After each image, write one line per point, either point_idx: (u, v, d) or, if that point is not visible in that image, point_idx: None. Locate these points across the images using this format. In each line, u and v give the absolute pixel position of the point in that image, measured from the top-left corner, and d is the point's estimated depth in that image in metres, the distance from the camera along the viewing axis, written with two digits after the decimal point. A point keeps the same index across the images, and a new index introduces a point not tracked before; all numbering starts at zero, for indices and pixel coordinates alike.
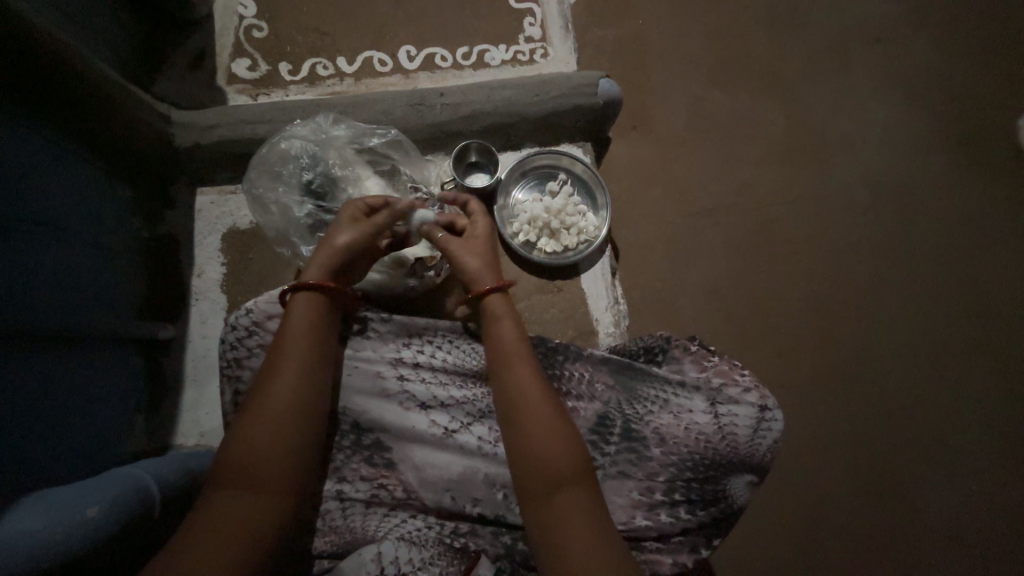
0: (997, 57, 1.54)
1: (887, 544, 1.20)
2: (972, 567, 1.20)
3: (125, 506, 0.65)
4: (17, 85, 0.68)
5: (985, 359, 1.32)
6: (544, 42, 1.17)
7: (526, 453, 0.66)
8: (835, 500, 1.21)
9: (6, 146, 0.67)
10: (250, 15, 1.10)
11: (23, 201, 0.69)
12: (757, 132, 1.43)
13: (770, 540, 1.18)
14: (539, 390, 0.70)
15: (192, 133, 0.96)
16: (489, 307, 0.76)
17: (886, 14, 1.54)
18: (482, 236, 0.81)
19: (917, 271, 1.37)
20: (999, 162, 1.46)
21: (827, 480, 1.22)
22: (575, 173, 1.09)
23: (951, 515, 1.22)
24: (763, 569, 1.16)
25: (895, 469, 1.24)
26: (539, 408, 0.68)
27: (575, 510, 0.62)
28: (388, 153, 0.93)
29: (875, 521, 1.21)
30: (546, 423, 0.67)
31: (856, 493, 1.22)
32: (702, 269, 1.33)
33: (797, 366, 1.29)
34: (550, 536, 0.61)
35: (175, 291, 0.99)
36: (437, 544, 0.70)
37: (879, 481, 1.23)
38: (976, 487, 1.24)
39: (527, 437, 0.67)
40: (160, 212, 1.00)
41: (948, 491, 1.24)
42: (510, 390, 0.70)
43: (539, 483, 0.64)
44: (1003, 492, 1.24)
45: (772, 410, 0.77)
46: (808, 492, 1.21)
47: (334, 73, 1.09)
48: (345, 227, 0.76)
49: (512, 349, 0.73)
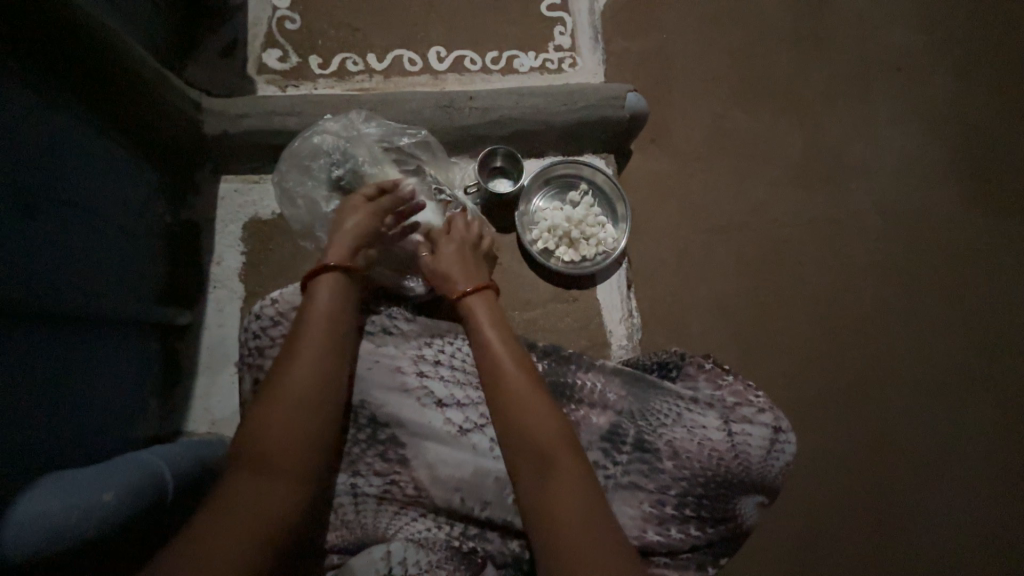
0: (1017, 93, 1.55)
1: (883, 568, 1.21)
2: None
3: (141, 493, 0.65)
4: (57, 66, 0.68)
5: (989, 393, 1.33)
6: (574, 52, 1.17)
7: (520, 452, 0.68)
8: (834, 522, 1.22)
9: (39, 126, 0.67)
10: (283, 6, 1.10)
11: (52, 181, 0.69)
12: (775, 153, 1.45)
13: (767, 558, 1.19)
14: (528, 388, 0.71)
15: (221, 121, 0.95)
16: (468, 309, 0.80)
17: (910, 43, 1.55)
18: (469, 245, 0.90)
19: (927, 300, 1.38)
20: (1014, 196, 1.48)
21: (827, 501, 1.23)
22: (596, 184, 1.09)
23: (948, 545, 1.23)
24: None
25: (894, 499, 1.25)
26: (527, 408, 0.69)
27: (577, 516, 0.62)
28: (415, 153, 0.94)
29: (869, 551, 1.21)
30: (541, 425, 0.68)
31: (855, 517, 1.23)
32: (714, 287, 1.34)
33: (803, 388, 1.30)
34: (548, 538, 0.61)
35: (194, 277, 0.99)
36: (446, 548, 0.70)
37: (878, 506, 1.24)
38: (973, 519, 1.25)
39: (526, 435, 0.67)
40: (183, 198, 1.00)
41: (947, 521, 1.25)
42: (503, 389, 0.71)
43: (535, 486, 0.65)
44: (1000, 524, 1.25)
45: (785, 433, 0.77)
46: (807, 511, 1.22)
47: (363, 70, 1.10)
48: (351, 212, 0.81)
49: (497, 349, 0.74)
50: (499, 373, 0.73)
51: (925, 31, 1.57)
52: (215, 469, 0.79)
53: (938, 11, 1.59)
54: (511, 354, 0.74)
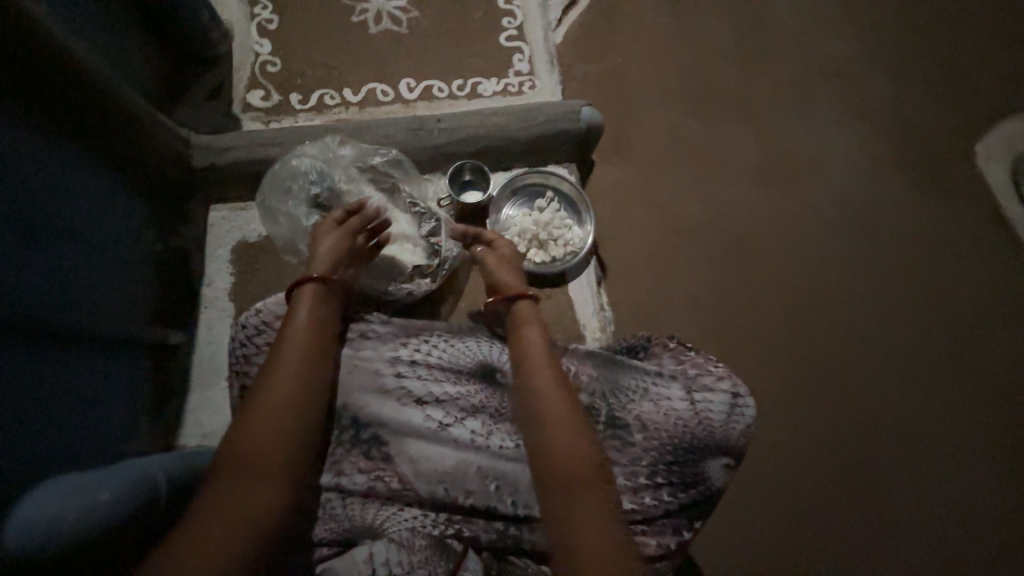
0: (942, 91, 1.70)
1: (865, 538, 1.27)
2: (946, 561, 1.27)
3: (136, 494, 0.69)
4: (61, 112, 0.76)
5: (942, 366, 1.43)
6: (532, 75, 1.29)
7: (547, 448, 0.71)
8: (813, 495, 1.29)
9: (47, 165, 0.75)
10: (265, 52, 1.21)
11: (57, 212, 0.77)
12: (729, 157, 1.56)
13: (753, 534, 1.25)
14: (562, 388, 0.75)
15: (209, 155, 1.03)
16: (520, 312, 0.86)
17: (841, 52, 1.71)
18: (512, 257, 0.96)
19: (878, 282, 1.50)
20: (949, 182, 1.61)
21: (805, 476, 1.30)
22: (562, 191, 1.17)
23: (925, 511, 1.30)
24: (748, 561, 1.22)
25: (865, 472, 1.32)
26: (563, 407, 0.73)
27: (593, 510, 0.67)
28: (389, 172, 1.02)
29: (847, 524, 1.27)
30: (570, 423, 0.72)
31: (834, 489, 1.30)
32: (682, 282, 1.43)
33: (774, 371, 1.38)
34: (568, 527, 0.66)
35: (184, 300, 1.05)
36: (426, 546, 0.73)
37: (855, 478, 1.31)
38: (945, 483, 1.32)
39: (553, 427, 0.72)
40: (174, 227, 1.07)
41: (920, 487, 1.32)
42: (540, 389, 0.75)
43: (559, 479, 0.69)
44: (972, 487, 1.32)
45: (744, 397, 0.81)
46: (786, 487, 1.29)
47: (340, 103, 1.20)
48: (325, 235, 0.86)
49: (538, 350, 0.80)
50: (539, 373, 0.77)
51: (854, 41, 1.73)
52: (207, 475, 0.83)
53: (864, 23, 1.76)
54: (547, 356, 0.79)
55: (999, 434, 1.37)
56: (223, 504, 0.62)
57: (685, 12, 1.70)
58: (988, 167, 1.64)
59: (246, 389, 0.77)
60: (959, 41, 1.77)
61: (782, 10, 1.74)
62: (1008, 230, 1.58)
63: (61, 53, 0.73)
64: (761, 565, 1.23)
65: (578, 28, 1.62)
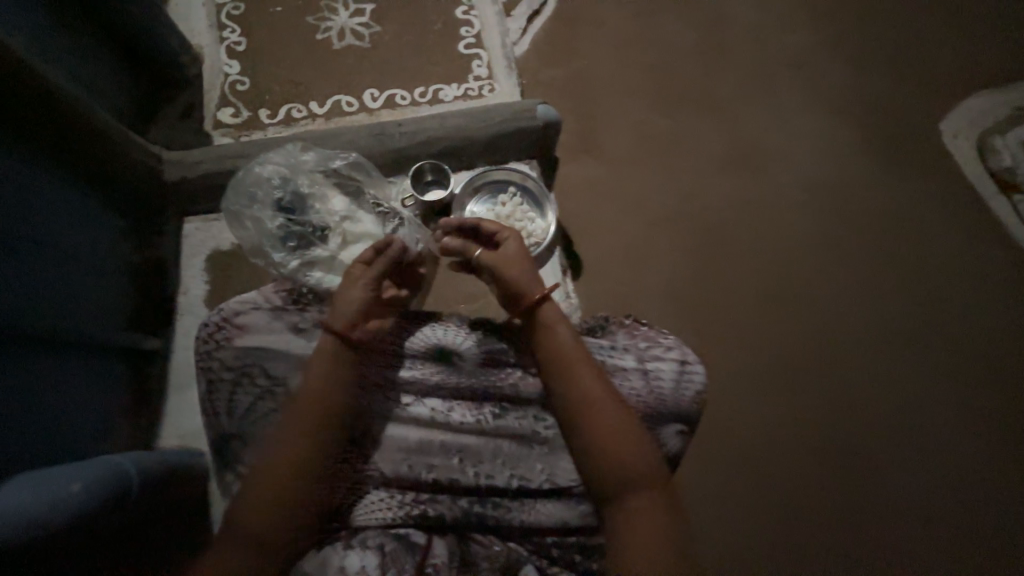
0: (901, 75, 1.75)
1: (842, 509, 1.30)
2: (924, 527, 1.30)
3: (108, 486, 0.72)
4: (41, 135, 0.82)
5: (910, 341, 1.45)
6: (491, 79, 1.34)
7: (602, 458, 0.74)
8: (789, 470, 1.33)
9: (28, 185, 0.80)
10: (234, 72, 1.27)
11: (40, 229, 0.82)
12: (692, 147, 1.61)
13: (730, 510, 1.29)
14: (604, 393, 0.77)
15: (181, 169, 1.09)
16: (543, 315, 0.84)
17: (798, 42, 1.77)
18: (517, 254, 0.90)
19: (847, 261, 1.53)
20: (913, 160, 1.65)
21: (780, 451, 1.34)
22: (526, 187, 1.22)
23: (900, 479, 1.33)
24: (725, 535, 1.28)
25: (834, 447, 1.35)
26: (607, 414, 0.76)
27: (650, 510, 0.72)
28: (352, 175, 1.07)
29: (816, 496, 1.31)
30: (617, 430, 0.75)
31: (809, 463, 1.34)
32: (653, 270, 1.47)
33: (746, 352, 1.42)
34: (631, 528, 0.71)
35: (162, 307, 1.10)
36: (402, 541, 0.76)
37: (830, 452, 1.35)
38: (920, 452, 1.35)
39: (603, 435, 0.75)
40: (149, 240, 1.11)
41: (895, 457, 1.35)
42: (586, 398, 0.77)
43: (615, 484, 0.73)
44: (947, 454, 1.36)
45: (693, 365, 0.86)
46: (761, 463, 1.33)
47: (307, 115, 1.26)
48: (354, 282, 0.85)
49: (574, 355, 0.80)
50: (582, 381, 0.78)
51: (812, 31, 1.79)
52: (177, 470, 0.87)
53: (819, 12, 1.81)
54: (585, 362, 0.80)
55: (972, 402, 1.40)
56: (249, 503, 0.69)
57: (646, 14, 1.76)
58: (955, 145, 1.67)
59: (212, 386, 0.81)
60: (914, 24, 1.82)
61: (739, 4, 1.81)
62: (972, 205, 1.61)
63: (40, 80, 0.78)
64: (739, 539, 1.28)
65: (543, 35, 1.68)
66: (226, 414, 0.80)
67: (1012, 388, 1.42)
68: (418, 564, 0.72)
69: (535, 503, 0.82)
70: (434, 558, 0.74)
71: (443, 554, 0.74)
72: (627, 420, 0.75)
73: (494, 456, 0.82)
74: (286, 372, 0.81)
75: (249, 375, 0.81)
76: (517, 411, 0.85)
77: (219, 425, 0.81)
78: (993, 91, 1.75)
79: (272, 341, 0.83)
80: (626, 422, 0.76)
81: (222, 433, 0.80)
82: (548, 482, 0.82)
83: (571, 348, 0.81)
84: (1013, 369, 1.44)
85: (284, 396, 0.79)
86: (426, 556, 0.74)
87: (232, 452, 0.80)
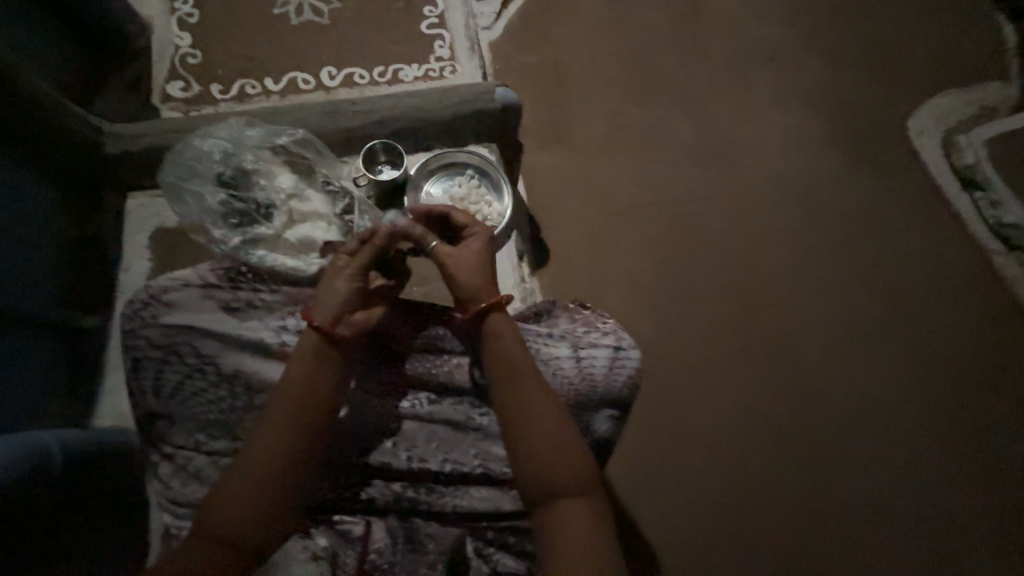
0: (881, 71, 1.71)
1: (789, 497, 1.33)
2: (869, 516, 1.33)
3: (27, 459, 0.74)
4: None
5: (865, 336, 1.46)
6: (453, 60, 1.31)
7: (535, 470, 0.72)
8: (740, 459, 1.35)
9: None
10: (186, 45, 1.24)
11: None
12: (662, 137, 1.59)
13: (680, 496, 1.31)
14: (545, 404, 0.75)
15: (123, 142, 1.05)
16: (490, 324, 0.80)
17: (778, 32, 1.73)
18: (475, 256, 0.84)
19: (814, 255, 1.52)
20: (889, 156, 1.63)
21: (733, 440, 1.36)
22: (484, 170, 1.20)
23: (849, 469, 1.36)
24: (674, 521, 1.29)
25: (781, 439, 1.37)
26: (547, 426, 0.74)
27: (577, 519, 0.71)
28: (301, 152, 1.06)
29: (766, 485, 1.33)
30: (554, 442, 0.73)
31: (761, 452, 1.35)
32: (616, 259, 1.46)
33: (706, 342, 1.42)
34: (556, 537, 0.70)
35: (102, 285, 1.09)
36: (341, 535, 0.79)
37: (782, 440, 1.37)
38: (870, 444, 1.38)
39: (540, 445, 0.73)
40: (90, 215, 1.09)
41: (845, 448, 1.37)
42: (527, 408, 0.75)
43: (545, 493, 0.72)
44: (897, 447, 1.38)
45: (626, 350, 0.88)
46: (715, 453, 1.34)
47: (261, 91, 1.23)
48: (338, 275, 0.81)
49: (519, 363, 0.77)
50: (527, 392, 0.76)
51: (792, 24, 1.74)
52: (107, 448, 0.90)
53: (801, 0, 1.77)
54: (530, 371, 0.77)
55: (926, 396, 1.42)
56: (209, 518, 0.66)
57: (623, 2, 1.71)
58: (920, 143, 1.64)
59: (138, 362, 0.81)
60: (900, 13, 1.77)
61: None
62: (939, 204, 1.59)
63: None
64: (688, 525, 1.29)
65: (517, 20, 1.64)
66: (153, 393, 0.80)
67: (961, 386, 1.43)
68: (361, 556, 0.78)
69: (467, 488, 0.83)
70: (375, 544, 0.79)
71: (384, 540, 0.79)
72: (566, 430, 0.74)
73: (428, 440, 0.84)
74: (215, 351, 0.81)
75: (177, 354, 0.81)
76: (452, 399, 0.86)
77: (145, 403, 0.81)
78: (977, 85, 1.70)
79: (200, 320, 0.82)
80: (567, 436, 0.74)
81: (151, 412, 0.81)
82: (480, 468, 0.83)
83: (518, 357, 0.79)
84: (968, 367, 1.45)
85: (215, 375, 0.80)
86: (368, 545, 0.79)
87: (158, 432, 0.81)
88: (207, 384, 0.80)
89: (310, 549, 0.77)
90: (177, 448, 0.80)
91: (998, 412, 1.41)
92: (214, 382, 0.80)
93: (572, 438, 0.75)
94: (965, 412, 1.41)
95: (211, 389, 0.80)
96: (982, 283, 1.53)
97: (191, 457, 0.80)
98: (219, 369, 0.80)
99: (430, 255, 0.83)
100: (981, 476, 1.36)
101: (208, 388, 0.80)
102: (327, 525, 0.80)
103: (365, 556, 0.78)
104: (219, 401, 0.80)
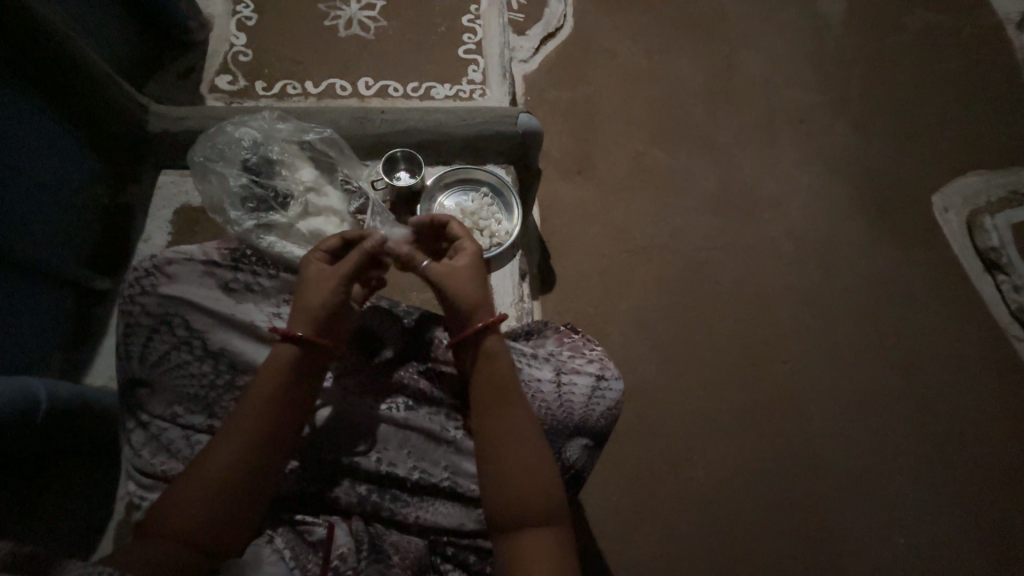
0: (910, 146, 1.70)
1: (775, 567, 1.25)
2: None
3: (18, 403, 0.77)
4: (32, 74, 0.89)
5: (869, 407, 1.41)
6: (484, 85, 1.37)
7: (507, 497, 0.69)
8: (727, 517, 1.28)
9: (17, 122, 0.88)
10: (240, 44, 1.35)
11: (16, 158, 0.88)
12: (681, 181, 1.60)
13: (658, 545, 1.25)
14: (526, 430, 0.73)
15: (165, 122, 1.13)
16: (479, 344, 0.77)
17: (808, 95, 1.75)
18: (469, 271, 0.80)
19: (823, 316, 1.49)
20: (910, 227, 1.61)
21: (721, 497, 1.30)
22: (497, 189, 1.24)
23: (842, 545, 1.28)
24: (649, 572, 1.23)
25: (771, 501, 1.30)
26: (525, 454, 0.71)
27: (541, 554, 0.67)
28: (326, 150, 1.12)
29: (752, 550, 1.26)
30: (528, 468, 0.71)
31: (751, 514, 1.29)
32: (620, 294, 1.46)
33: (701, 390, 1.39)
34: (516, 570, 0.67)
35: (122, 251, 1.14)
36: (302, 539, 0.76)
37: (773, 504, 1.30)
38: (867, 520, 1.31)
39: (513, 470, 0.70)
40: (124, 183, 1.17)
41: (841, 521, 1.30)
42: (508, 432, 0.72)
43: (509, 520, 0.69)
44: (898, 530, 1.30)
45: (609, 380, 0.87)
46: (700, 506, 1.29)
47: (300, 93, 1.31)
48: (316, 279, 0.77)
49: (504, 383, 0.75)
50: (510, 416, 0.73)
51: (824, 91, 1.76)
52: (89, 405, 0.93)
53: (834, 65, 1.79)
54: (513, 394, 0.75)
55: (931, 480, 1.35)
56: (160, 506, 0.65)
57: (659, 52, 1.75)
58: (944, 219, 1.62)
59: (129, 329, 0.82)
60: (933, 90, 1.78)
61: (755, 57, 1.78)
62: (958, 282, 1.55)
63: (35, 25, 0.86)
64: None
65: (554, 57, 1.70)
66: (139, 359, 0.82)
67: (969, 473, 1.36)
68: (324, 562, 0.73)
69: (432, 501, 0.81)
70: (339, 549, 0.74)
71: (348, 543, 0.75)
72: (543, 459, 0.72)
73: (401, 445, 0.83)
74: (206, 326, 0.83)
75: (168, 324, 0.82)
76: (428, 408, 0.85)
77: (130, 368, 0.83)
78: (1007, 169, 1.68)
79: (196, 294, 0.84)
80: (543, 464, 0.72)
81: (134, 377, 0.83)
82: (447, 481, 0.81)
83: (505, 378, 0.76)
84: (979, 456, 1.38)
85: (203, 350, 0.82)
86: (331, 551, 0.74)
87: (138, 399, 0.83)
88: (192, 358, 0.82)
89: (275, 548, 0.73)
90: (153, 417, 0.82)
91: (1006, 506, 1.33)
92: (199, 356, 0.82)
93: (546, 468, 0.72)
94: (970, 502, 1.33)
95: (195, 363, 0.82)
96: (999, 368, 1.47)
97: (165, 428, 0.81)
98: (207, 345, 0.83)
99: (425, 267, 0.81)
100: (980, 572, 1.27)
101: (193, 361, 0.82)
102: (289, 524, 0.77)
103: (328, 561, 0.73)
104: (201, 376, 0.82)
